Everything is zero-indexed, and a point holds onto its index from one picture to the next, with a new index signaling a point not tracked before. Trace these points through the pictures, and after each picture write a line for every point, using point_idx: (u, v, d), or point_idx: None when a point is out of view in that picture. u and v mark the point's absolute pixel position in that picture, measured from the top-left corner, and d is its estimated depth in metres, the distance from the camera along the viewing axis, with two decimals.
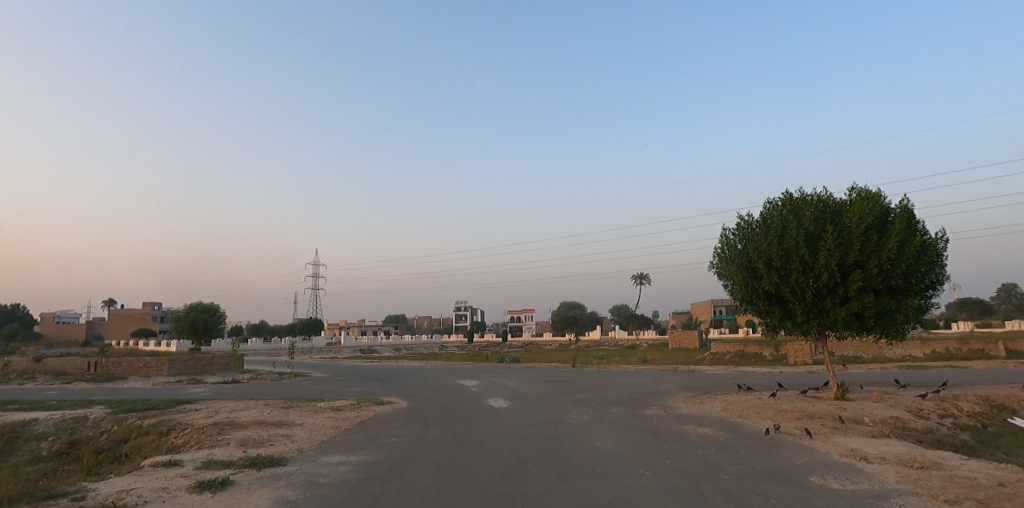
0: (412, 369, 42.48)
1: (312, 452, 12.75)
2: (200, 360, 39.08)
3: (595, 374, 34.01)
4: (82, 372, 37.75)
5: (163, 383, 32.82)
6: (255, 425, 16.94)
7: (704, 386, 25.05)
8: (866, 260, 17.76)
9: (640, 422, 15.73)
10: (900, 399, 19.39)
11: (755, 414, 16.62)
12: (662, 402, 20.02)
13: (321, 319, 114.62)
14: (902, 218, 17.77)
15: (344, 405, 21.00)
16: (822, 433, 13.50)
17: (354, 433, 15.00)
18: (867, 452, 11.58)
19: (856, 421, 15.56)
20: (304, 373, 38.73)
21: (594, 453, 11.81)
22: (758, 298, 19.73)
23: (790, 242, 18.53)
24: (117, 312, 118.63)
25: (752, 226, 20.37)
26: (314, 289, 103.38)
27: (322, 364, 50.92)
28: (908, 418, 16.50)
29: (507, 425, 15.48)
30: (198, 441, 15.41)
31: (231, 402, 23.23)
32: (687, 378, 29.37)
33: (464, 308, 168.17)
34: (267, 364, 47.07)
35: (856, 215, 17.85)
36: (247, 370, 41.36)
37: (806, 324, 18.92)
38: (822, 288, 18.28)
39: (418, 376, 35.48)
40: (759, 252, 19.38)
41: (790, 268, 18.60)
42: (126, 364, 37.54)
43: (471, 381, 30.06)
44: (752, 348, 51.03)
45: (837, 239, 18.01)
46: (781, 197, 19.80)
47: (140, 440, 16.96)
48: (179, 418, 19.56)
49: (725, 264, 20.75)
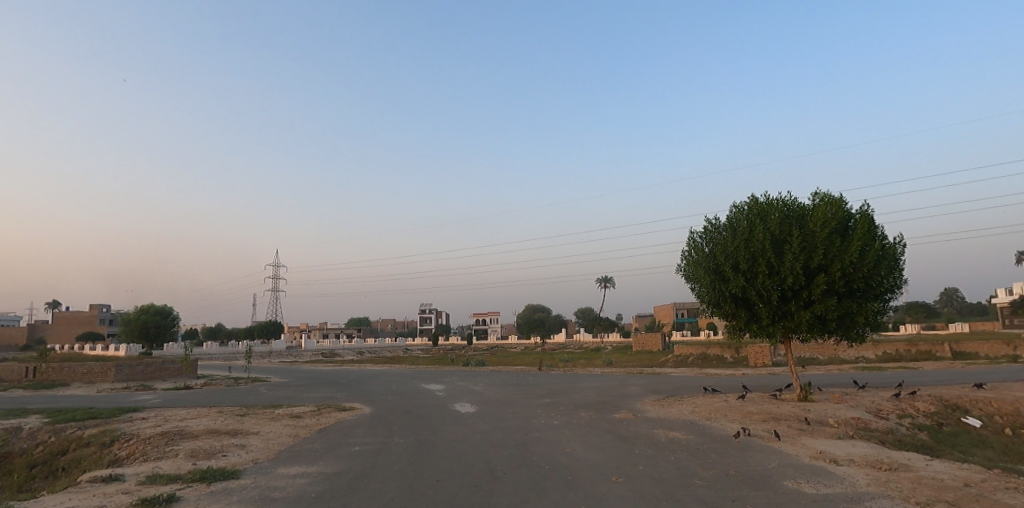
0: (375, 374, 41.47)
1: (268, 463, 12.05)
2: (150, 365, 37.26)
3: (561, 378, 33.84)
4: (19, 379, 35.50)
5: (108, 390, 31.13)
6: (207, 435, 16.04)
7: (670, 388, 25.12)
8: (830, 264, 18.01)
9: (609, 426, 15.50)
10: (860, 400, 19.74)
11: (723, 417, 16.64)
12: (630, 405, 19.89)
13: (280, 322, 111.69)
14: (863, 223, 18.11)
15: (304, 412, 20.20)
16: (790, 436, 13.51)
17: (314, 441, 14.31)
18: (835, 454, 11.60)
19: (821, 423, 15.69)
20: (262, 378, 37.33)
21: (565, 460, 11.49)
22: (724, 301, 19.82)
23: (756, 246, 18.67)
24: (62, 315, 112.88)
25: (719, 230, 20.50)
26: (274, 291, 100.60)
27: (281, 369, 49.36)
28: (869, 419, 16.75)
29: (474, 431, 15.03)
30: (144, 452, 14.47)
31: (182, 409, 22.09)
32: (653, 381, 29.50)
33: (428, 311, 166.45)
34: (222, 369, 45.33)
35: (820, 220, 18.10)
36: (202, 376, 39.70)
37: (771, 327, 19.08)
38: (787, 292, 18.45)
39: (381, 380, 34.62)
40: (726, 255, 19.47)
41: (757, 271, 18.73)
42: (69, 370, 35.54)
43: (436, 385, 29.46)
44: (714, 350, 51.80)
45: (802, 243, 18.22)
46: (747, 201, 19.97)
47: (80, 452, 15.85)
48: (124, 427, 18.43)
49: (692, 267, 20.78)
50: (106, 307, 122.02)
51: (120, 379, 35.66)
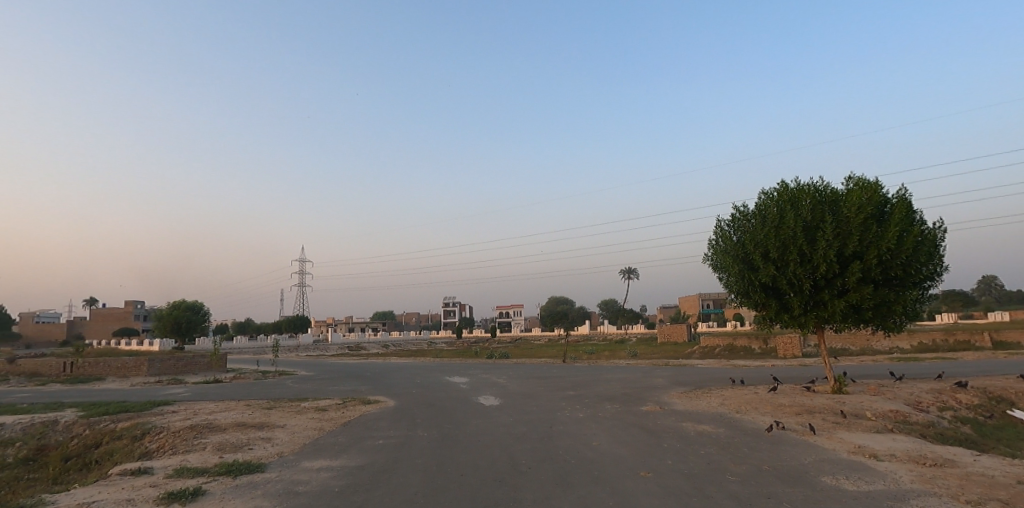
0: (399, 367, 41.69)
1: (293, 457, 12.03)
2: (180, 360, 38.01)
3: (586, 370, 33.58)
4: (57, 373, 36.51)
5: (141, 383, 31.78)
6: (233, 428, 16.15)
7: (698, 380, 24.60)
8: (865, 251, 17.33)
9: (636, 419, 15.15)
10: (898, 392, 19.03)
11: (753, 410, 16.16)
12: (657, 397, 19.50)
13: (307, 317, 113.40)
14: (901, 208, 17.38)
15: (329, 405, 20.28)
16: (826, 429, 13.01)
17: (338, 435, 14.27)
18: (875, 449, 11.12)
19: (857, 416, 15.12)
20: (289, 372, 37.82)
21: (591, 454, 11.21)
22: (754, 291, 19.27)
23: (787, 233, 18.06)
24: (98, 311, 116.21)
25: (747, 217, 19.93)
26: (300, 286, 102.01)
27: (308, 362, 50.02)
28: (908, 412, 16.12)
29: (498, 424, 14.83)
30: (173, 445, 14.61)
31: (211, 403, 22.36)
32: (679, 372, 29.01)
33: (452, 304, 167.30)
34: (251, 363, 46.10)
35: (854, 205, 17.42)
36: (230, 370, 40.36)
37: (804, 316, 18.49)
38: (820, 280, 17.84)
39: (405, 373, 34.75)
40: (755, 244, 18.92)
41: (788, 260, 18.14)
42: (103, 364, 36.42)
43: (460, 377, 29.42)
44: (741, 341, 50.85)
45: (836, 229, 17.57)
46: (777, 187, 19.35)
47: (112, 445, 16.11)
48: (155, 420, 18.71)
49: (720, 256, 20.26)
50: (140, 304, 125.31)
51: (152, 373, 36.42)
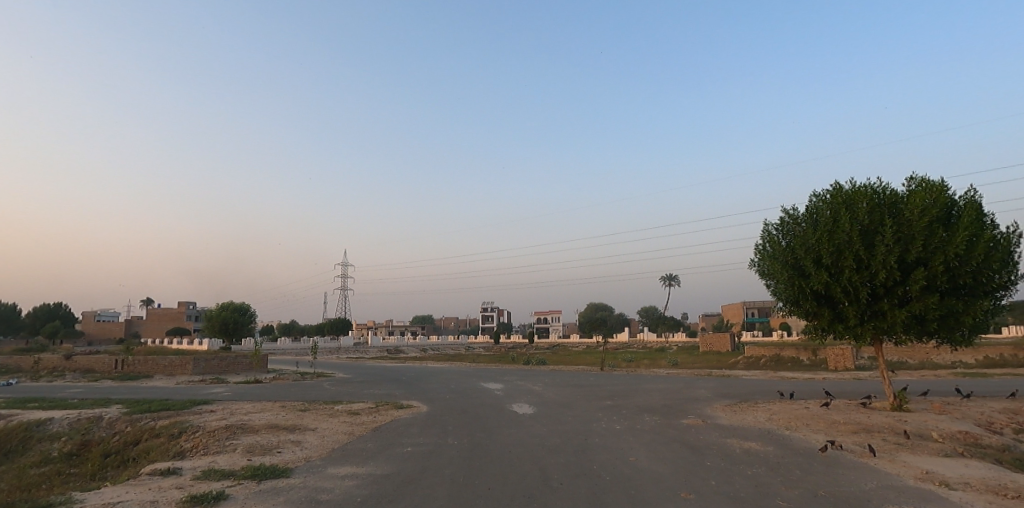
0: (436, 371, 41.56)
1: (320, 462, 11.77)
2: (224, 360, 38.87)
3: (624, 379, 32.67)
4: (109, 370, 37.84)
5: (186, 382, 32.56)
6: (266, 430, 16.12)
7: (744, 393, 23.42)
8: (929, 257, 16.07)
9: (677, 433, 14.35)
10: (966, 412, 17.59)
11: (805, 426, 15.13)
12: (699, 410, 18.56)
13: (349, 320, 115.32)
14: (970, 210, 16.07)
15: (362, 409, 20.12)
16: (887, 451, 11.96)
17: (367, 441, 14.00)
18: (945, 476, 10.07)
19: (922, 436, 13.94)
20: (327, 374, 38.16)
21: (628, 471, 10.54)
22: (804, 299, 18.16)
23: (842, 238, 16.93)
24: (153, 311, 121.07)
25: (798, 221, 18.85)
26: (343, 290, 103.77)
27: (347, 364, 50.53)
28: (980, 434, 14.79)
29: (531, 434, 14.29)
30: (205, 446, 14.62)
31: (248, 403, 22.54)
32: (723, 383, 27.81)
33: (491, 309, 167.53)
34: (292, 364, 46.87)
35: (918, 207, 16.17)
36: (271, 370, 41.02)
37: (860, 327, 17.28)
38: (879, 288, 16.64)
39: (441, 378, 34.51)
40: (806, 249, 17.83)
41: (843, 266, 17.00)
42: (152, 362, 37.48)
43: (495, 384, 28.99)
44: (789, 352, 48.73)
45: (897, 233, 16.36)
46: (830, 189, 18.21)
47: (150, 443, 16.31)
48: (192, 419, 18.93)
49: (768, 262, 19.22)
50: (192, 304, 130.00)
51: (198, 372, 37.32)
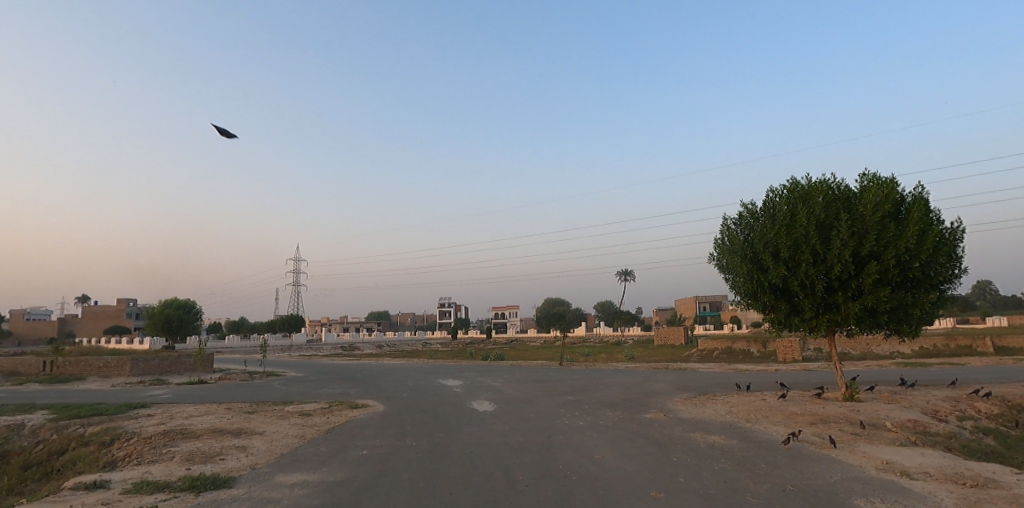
0: (392, 368, 40.57)
1: (267, 470, 10.97)
2: (165, 360, 36.86)
3: (583, 373, 32.61)
4: (36, 372, 35.27)
5: (122, 384, 30.66)
6: (209, 435, 15.09)
7: (701, 385, 23.59)
8: (882, 251, 16.41)
9: (640, 428, 14.16)
10: (913, 400, 18.14)
11: (764, 418, 15.20)
12: (660, 404, 18.51)
13: (301, 316, 112.27)
14: (919, 206, 16.48)
15: (315, 409, 19.22)
16: (846, 442, 12.04)
17: (320, 444, 13.22)
18: (905, 466, 10.14)
19: (876, 426, 14.19)
20: (277, 373, 36.68)
21: (595, 469, 10.20)
22: (763, 292, 18.31)
23: (800, 232, 17.10)
24: (90, 308, 114.69)
25: (756, 216, 19.00)
26: (295, 286, 100.89)
27: (299, 362, 48.83)
28: (928, 422, 15.20)
29: (492, 433, 13.82)
30: (140, 454, 13.54)
31: (190, 406, 21.25)
32: (680, 377, 28.10)
33: (448, 305, 166.35)
34: (240, 363, 44.99)
35: (871, 202, 16.48)
36: (218, 370, 39.19)
37: (815, 320, 17.55)
38: (834, 281, 16.90)
39: (397, 375, 33.65)
40: (765, 243, 17.96)
41: (800, 260, 17.20)
42: (85, 363, 35.16)
43: (454, 380, 28.36)
44: (740, 344, 49.91)
45: (851, 228, 16.63)
46: (788, 184, 18.39)
47: (78, 453, 15.04)
48: (128, 425, 17.61)
49: (727, 256, 19.33)
50: (132, 302, 123.83)
51: (136, 373, 35.26)
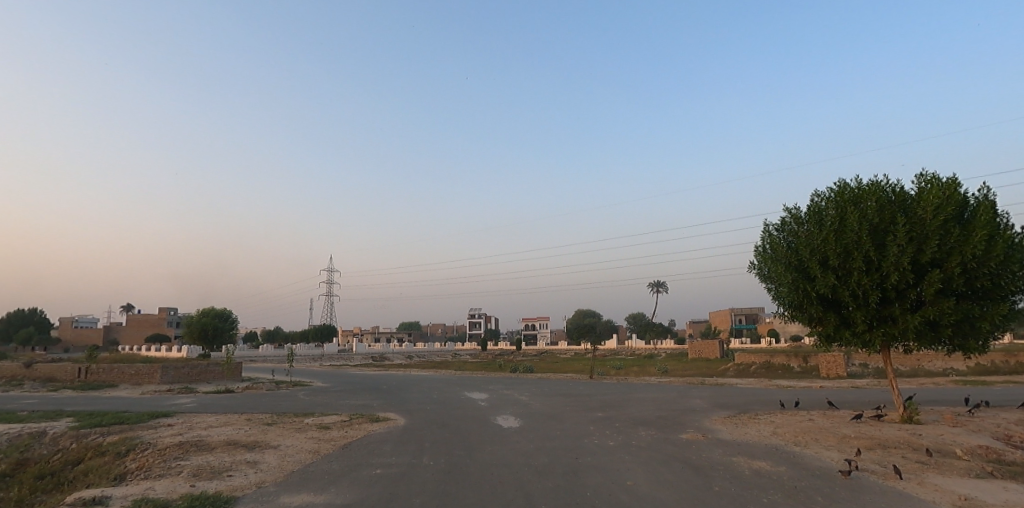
0: (419, 380, 39.91)
1: (272, 489, 10.27)
2: (195, 367, 37.05)
3: (614, 388, 31.41)
4: (71, 379, 35.82)
5: (152, 392, 30.76)
6: (222, 448, 14.54)
7: (741, 403, 22.17)
8: (945, 258, 14.95)
9: (676, 450, 13.01)
10: (981, 424, 16.48)
11: (814, 442, 13.86)
12: (698, 423, 17.26)
13: (334, 326, 113.29)
14: (985, 209, 14.99)
15: (334, 422, 18.57)
16: (913, 472, 10.71)
17: (333, 461, 12.49)
18: (988, 503, 8.81)
19: (942, 453, 12.74)
20: (304, 383, 36.42)
21: (626, 498, 9.19)
22: (810, 303, 16.94)
23: (851, 238, 15.75)
24: (133, 317, 118.03)
25: (801, 221, 17.69)
26: (329, 295, 101.79)
27: (327, 372, 48.61)
28: (1001, 449, 13.64)
29: (516, 453, 12.85)
30: (150, 467, 13.05)
31: (210, 416, 20.87)
32: (718, 393, 26.58)
33: (479, 316, 165.94)
34: (269, 372, 45.06)
35: (932, 205, 15.06)
36: (246, 379, 39.23)
37: (869, 333, 16.11)
38: (889, 291, 15.47)
39: (423, 387, 32.92)
40: (811, 250, 16.64)
41: (851, 268, 15.83)
42: (117, 370, 35.53)
43: (480, 393, 27.48)
44: (780, 359, 47.71)
45: (909, 233, 15.22)
46: (836, 186, 17.07)
47: (92, 463, 14.70)
48: (145, 435, 17.26)
49: (770, 264, 18.04)
50: (173, 311, 127.19)
51: (166, 381, 35.45)
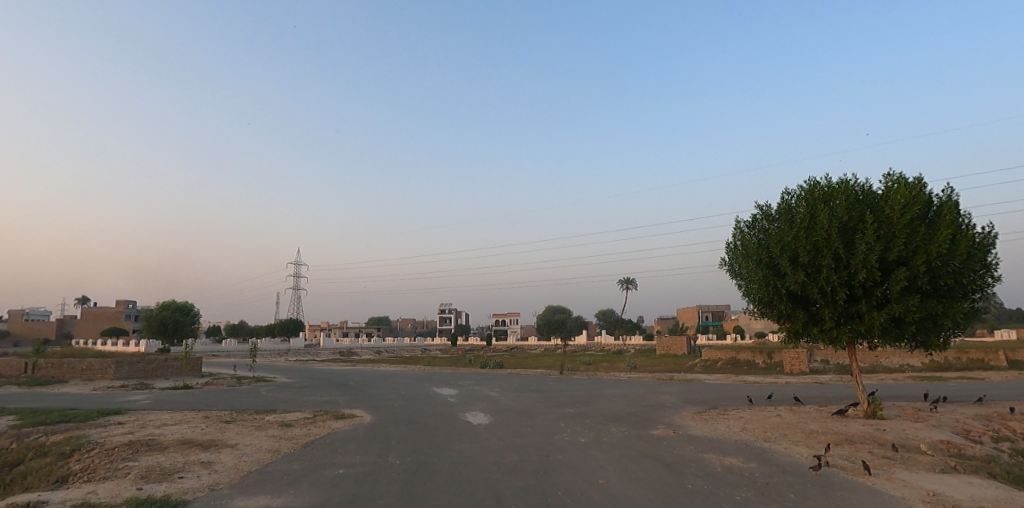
0: (386, 375, 39.20)
1: (226, 492, 9.69)
2: (151, 363, 35.63)
3: (584, 383, 31.37)
4: (17, 375, 34.05)
5: (104, 388, 29.41)
6: (175, 447, 13.81)
7: (710, 399, 22.26)
8: (911, 256, 15.12)
9: (648, 447, 12.83)
10: (941, 418, 16.81)
11: (783, 437, 13.87)
12: (668, 419, 17.18)
13: (300, 320, 111.10)
14: (950, 209, 15.22)
15: (296, 420, 17.92)
16: (881, 467, 10.73)
17: (293, 461, 11.92)
18: (956, 499, 8.82)
19: (907, 448, 12.88)
20: (267, 379, 35.38)
21: (598, 498, 8.94)
22: (779, 300, 17.01)
23: (821, 235, 15.82)
24: (88, 310, 113.58)
25: (771, 218, 17.75)
26: (295, 289, 99.77)
27: (292, 368, 47.40)
28: (962, 443, 13.87)
29: (485, 451, 12.51)
30: (95, 468, 12.26)
31: (165, 413, 19.97)
32: (686, 388, 26.72)
33: (449, 311, 164.95)
34: (231, 367, 43.73)
35: (899, 204, 15.20)
36: (206, 375, 37.92)
37: (836, 330, 16.25)
38: (857, 289, 15.60)
39: (391, 383, 32.31)
40: (781, 247, 16.69)
41: (820, 265, 15.90)
42: (67, 365, 33.91)
43: (449, 389, 27.04)
44: (745, 354, 48.48)
45: (877, 231, 15.35)
46: (807, 184, 17.14)
47: (32, 465, 13.80)
48: (93, 434, 16.34)
49: (741, 261, 18.06)
50: (132, 304, 122.97)
51: (121, 377, 34.03)
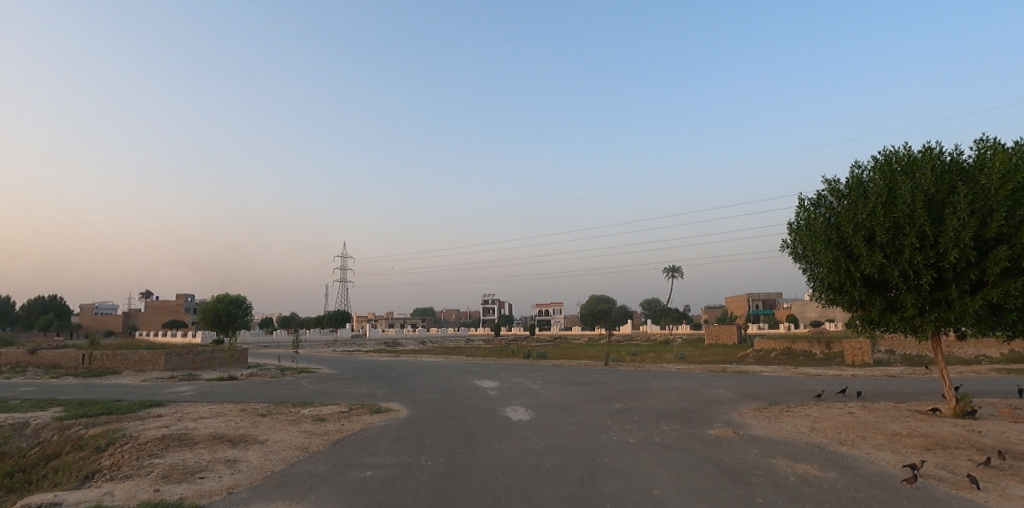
0: (427, 366, 38.72)
1: (244, 496, 8.94)
2: (200, 354, 36.21)
3: (630, 375, 30.05)
4: (75, 365, 35.16)
5: (153, 379, 29.88)
6: (205, 443, 13.34)
7: (770, 394, 20.58)
8: (1012, 232, 13.14)
9: (706, 450, 11.51)
10: None
11: (861, 440, 12.27)
12: (725, 417, 15.72)
13: (348, 312, 113.09)
14: None
15: (332, 414, 17.31)
16: (989, 480, 9.09)
17: (320, 461, 11.17)
18: None
19: (1013, 455, 11.11)
20: (310, 370, 35.39)
21: None
22: (852, 285, 15.28)
23: (903, 211, 13.97)
24: (150, 303, 118.92)
25: (843, 194, 15.94)
26: (343, 281, 101.52)
27: (337, 359, 47.64)
28: None
29: (525, 452, 11.43)
30: (121, 465, 11.86)
31: (204, 406, 19.83)
32: (742, 381, 25.02)
33: (492, 301, 164.93)
34: (278, 358, 44.22)
35: (998, 172, 13.19)
36: (252, 366, 38.33)
37: (919, 318, 14.45)
38: (945, 271, 13.75)
39: (430, 374, 31.80)
40: (856, 225, 14.93)
41: (902, 245, 14.10)
42: (120, 357, 34.76)
43: (490, 382, 26.20)
44: (801, 344, 45.85)
45: (970, 204, 13.41)
46: (885, 155, 15.23)
47: (67, 459, 13.60)
48: (130, 427, 16.18)
49: (807, 242, 16.36)
50: (190, 296, 128.11)
51: (170, 368, 34.65)
